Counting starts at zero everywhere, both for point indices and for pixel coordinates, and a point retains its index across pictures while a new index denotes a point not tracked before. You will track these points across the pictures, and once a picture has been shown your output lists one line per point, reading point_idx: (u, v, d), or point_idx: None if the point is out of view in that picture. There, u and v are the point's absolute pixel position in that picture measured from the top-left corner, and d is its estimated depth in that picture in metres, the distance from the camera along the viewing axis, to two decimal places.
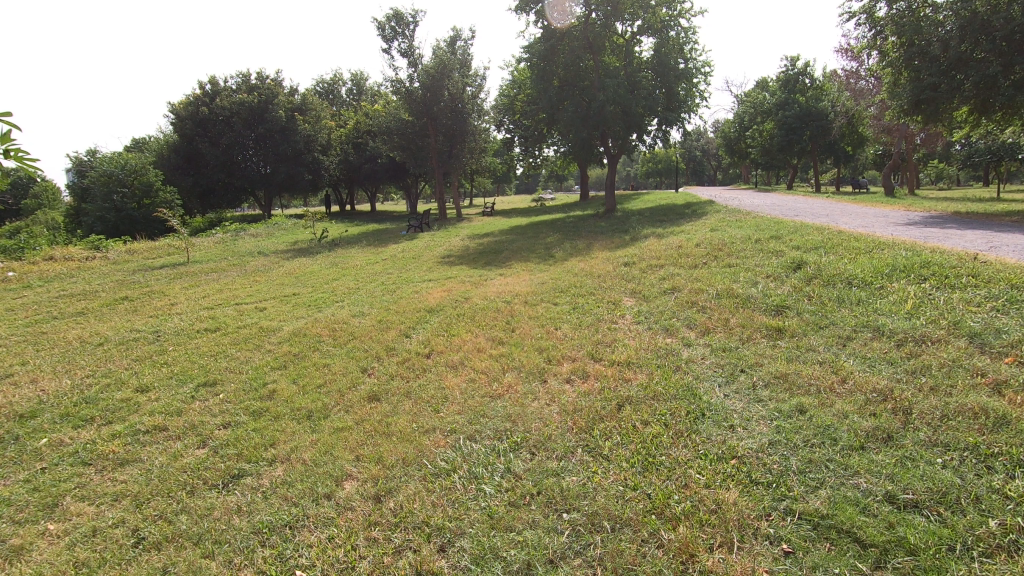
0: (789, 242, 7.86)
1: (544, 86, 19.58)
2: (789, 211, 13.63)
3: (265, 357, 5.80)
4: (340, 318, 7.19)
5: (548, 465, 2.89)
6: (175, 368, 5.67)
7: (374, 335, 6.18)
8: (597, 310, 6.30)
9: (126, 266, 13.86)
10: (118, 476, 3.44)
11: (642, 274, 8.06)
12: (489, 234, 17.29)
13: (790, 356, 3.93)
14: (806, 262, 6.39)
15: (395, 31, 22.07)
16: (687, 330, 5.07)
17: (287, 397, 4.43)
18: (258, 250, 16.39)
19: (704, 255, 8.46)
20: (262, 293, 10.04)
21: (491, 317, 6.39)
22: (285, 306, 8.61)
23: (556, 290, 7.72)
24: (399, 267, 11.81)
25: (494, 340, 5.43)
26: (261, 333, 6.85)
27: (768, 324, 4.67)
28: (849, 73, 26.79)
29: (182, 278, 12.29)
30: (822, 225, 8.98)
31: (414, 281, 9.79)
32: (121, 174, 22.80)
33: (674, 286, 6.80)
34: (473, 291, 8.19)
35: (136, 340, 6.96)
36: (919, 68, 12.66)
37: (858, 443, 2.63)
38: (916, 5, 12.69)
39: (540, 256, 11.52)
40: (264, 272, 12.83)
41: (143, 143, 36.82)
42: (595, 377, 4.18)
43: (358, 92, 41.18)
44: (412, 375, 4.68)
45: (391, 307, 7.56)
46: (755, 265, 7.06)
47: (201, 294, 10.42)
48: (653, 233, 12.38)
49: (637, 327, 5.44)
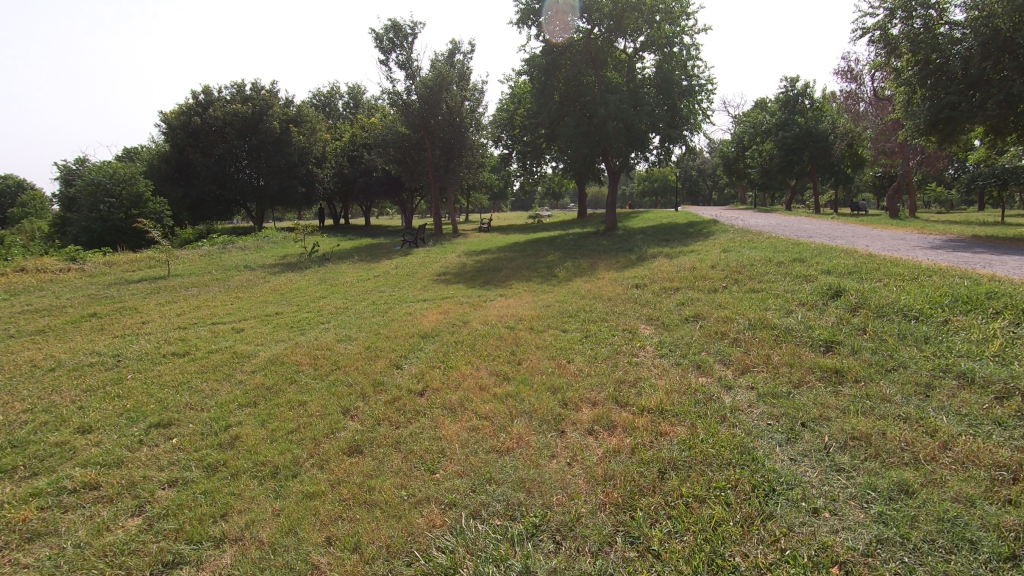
0: (817, 265, 7.24)
1: (545, 100, 19.09)
2: (801, 232, 13.07)
3: (235, 389, 5.05)
4: (324, 343, 6.45)
5: (583, 567, 2.19)
6: (127, 403, 4.88)
7: (361, 365, 5.44)
8: (612, 340, 5.61)
9: (101, 280, 13.05)
10: (19, 559, 2.67)
11: (656, 297, 7.42)
12: (487, 251, 16.59)
13: (861, 409, 3.24)
14: (845, 288, 5.76)
15: (393, 43, 21.67)
16: (721, 369, 4.39)
17: (251, 447, 3.68)
18: (245, 265, 15.65)
19: (723, 278, 7.84)
20: (244, 312, 9.30)
21: (495, 345, 5.69)
22: (265, 328, 7.85)
23: (563, 314, 7.05)
24: (392, 286, 11.09)
25: (499, 376, 4.71)
26: (234, 361, 6.07)
27: (820, 364, 3.99)
28: (849, 95, 26.63)
29: (160, 293, 11.54)
30: (848, 249, 8.37)
31: (407, 301, 9.07)
32: (108, 183, 22.10)
33: (697, 313, 6.12)
34: (471, 314, 7.48)
35: (92, 366, 6.16)
36: (936, 87, 12.24)
37: (1008, 550, 1.96)
38: (931, 23, 12.30)
39: (541, 275, 10.90)
40: (248, 287, 12.12)
41: (135, 152, 36.16)
42: (624, 430, 3.46)
43: (354, 106, 40.80)
44: (404, 419, 3.96)
45: (382, 331, 6.84)
46: (784, 290, 6.41)
47: (177, 311, 9.66)
48: (661, 253, 11.73)
49: (663, 362, 4.75)
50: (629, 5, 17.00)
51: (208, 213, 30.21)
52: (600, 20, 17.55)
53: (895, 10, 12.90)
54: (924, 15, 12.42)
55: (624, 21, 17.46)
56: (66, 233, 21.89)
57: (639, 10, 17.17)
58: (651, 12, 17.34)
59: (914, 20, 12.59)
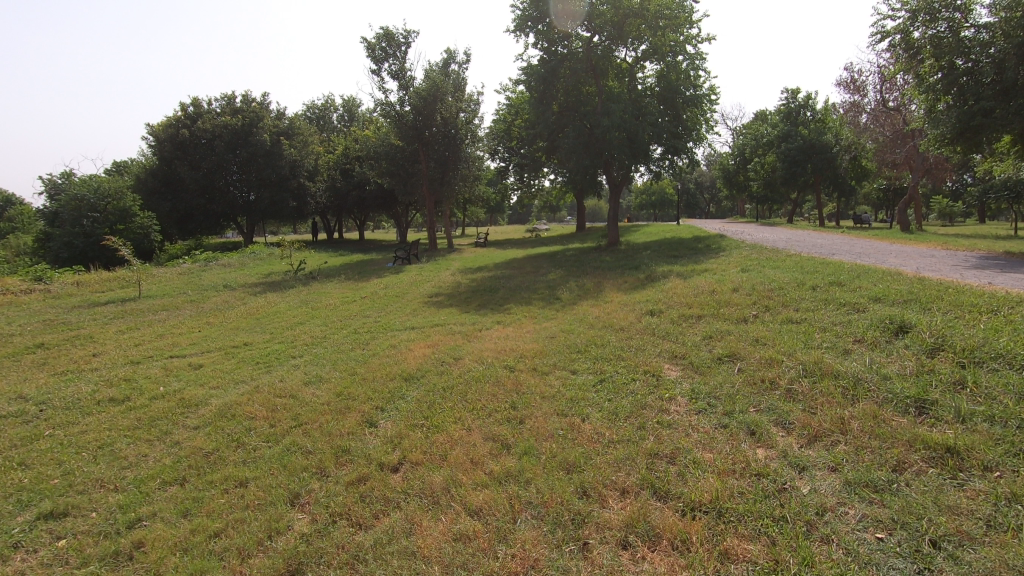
0: (862, 291, 6.31)
1: (543, 110, 18.23)
2: (820, 248, 12.22)
3: (167, 457, 4.02)
4: (289, 389, 5.43)
5: None
6: (23, 477, 3.82)
7: (326, 421, 4.41)
8: (633, 388, 4.61)
9: (65, 302, 12.04)
10: None
11: (677, 328, 6.47)
12: (484, 268, 15.68)
13: (1017, 525, 2.27)
14: (911, 324, 4.82)
15: (385, 52, 20.94)
16: (785, 438, 3.42)
17: (153, 566, 2.68)
18: (224, 284, 14.69)
19: (751, 303, 6.90)
20: (210, 342, 8.30)
21: (492, 391, 4.72)
22: (226, 364, 6.83)
23: (569, 348, 6.11)
24: (378, 309, 10.11)
25: (495, 444, 3.71)
26: (177, 412, 5.03)
27: (922, 438, 3.01)
28: (852, 105, 25.96)
29: (125, 318, 10.54)
30: (888, 270, 7.47)
31: (392, 330, 8.08)
32: (92, 198, 21.17)
33: (731, 351, 5.14)
34: (463, 347, 6.50)
35: (6, 419, 5.12)
36: (963, 93, 11.46)
37: None
38: (956, 26, 11.52)
39: (543, 297, 9.97)
40: (223, 311, 11.14)
41: (123, 165, 35.23)
42: (673, 546, 2.46)
43: (348, 118, 40.06)
44: (369, 515, 2.95)
45: (360, 371, 5.84)
46: (831, 322, 5.48)
47: (136, 340, 8.65)
48: (672, 272, 10.80)
49: (703, 425, 3.75)
50: (631, 10, 16.27)
51: (197, 228, 29.25)
52: (601, 27, 16.78)
53: (916, 13, 12.10)
54: (949, 18, 11.63)
55: (624, 28, 16.71)
56: (46, 249, 20.90)
57: (642, 16, 16.40)
58: (654, 18, 16.56)
59: (937, 23, 11.80)
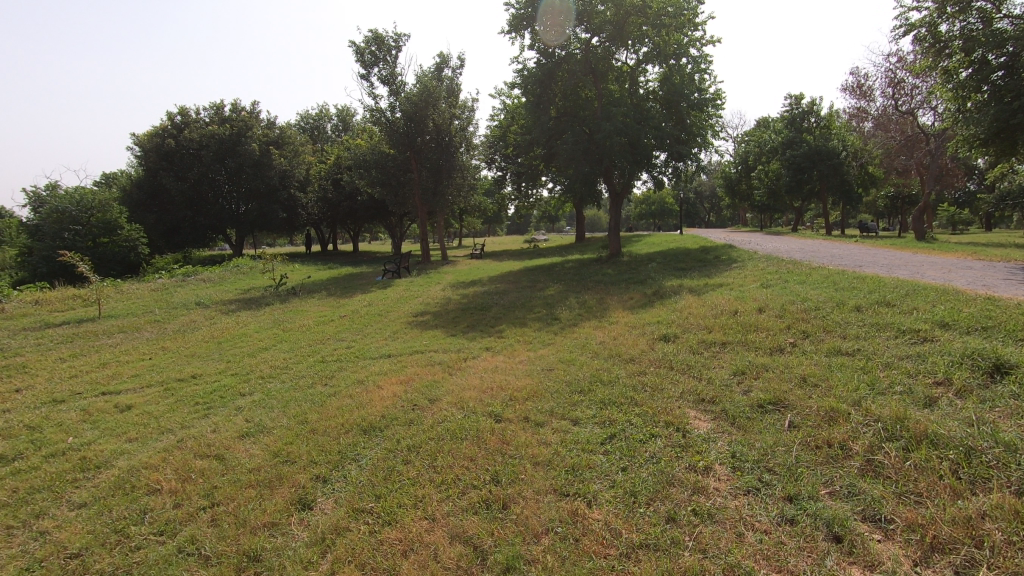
0: (921, 314, 5.25)
1: (540, 115, 17.13)
2: (841, 259, 11.21)
3: (16, 562, 2.91)
4: (217, 445, 4.31)
5: None
6: None
7: (246, 500, 3.32)
8: (653, 450, 3.49)
9: (15, 325, 10.92)
10: None
11: (700, 359, 5.38)
12: (477, 283, 14.63)
13: None
14: (1010, 365, 3.74)
15: (375, 56, 20.03)
16: (887, 550, 2.33)
17: None
18: (197, 301, 13.64)
19: (785, 327, 5.84)
20: (155, 374, 7.17)
21: (471, 453, 3.63)
22: (160, 404, 5.68)
23: (572, 385, 5.02)
24: (355, 332, 8.99)
25: (466, 550, 2.62)
26: (66, 480, 3.91)
27: None
28: (858, 112, 25.10)
29: (74, 343, 9.42)
30: (942, 287, 6.40)
31: (364, 358, 6.99)
32: (75, 209, 20.04)
33: (775, 397, 4.03)
34: (442, 384, 5.39)
35: None
36: (998, 91, 10.52)
37: None
38: (988, 17, 10.67)
39: (540, 316, 8.93)
40: (185, 333, 10.02)
41: (112, 176, 34.13)
42: None
43: (343, 128, 39.18)
44: None
45: (312, 417, 4.72)
46: (895, 356, 4.42)
47: (72, 371, 7.53)
48: (683, 287, 9.72)
49: (760, 518, 2.66)
50: (633, 8, 15.35)
51: (184, 241, 28.16)
52: (599, 28, 15.85)
53: (944, 5, 11.19)
54: (980, 8, 10.76)
55: (625, 28, 15.82)
56: (21, 263, 19.73)
57: (644, 14, 15.51)
58: (656, 17, 15.72)
59: (967, 15, 10.93)
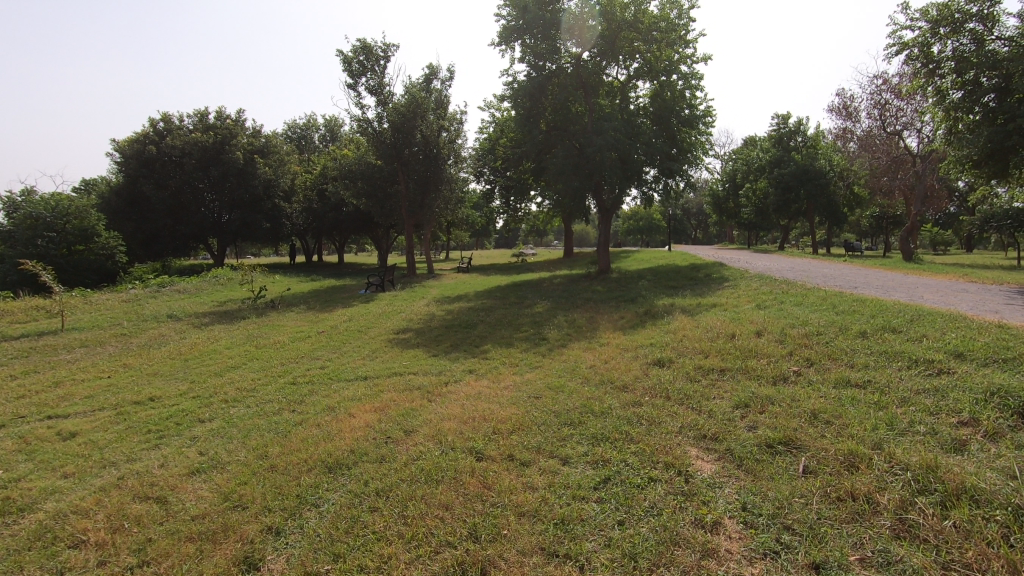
0: (933, 342, 4.93)
1: (530, 128, 16.86)
2: (835, 279, 10.96)
3: None
4: (162, 484, 3.81)
5: None
6: None
7: (183, 558, 2.85)
8: (653, 499, 3.09)
9: None
10: None
11: (699, 388, 4.99)
12: (463, 298, 14.23)
13: None
14: None
15: (363, 66, 19.71)
16: None
17: None
18: (169, 313, 13.01)
19: (788, 353, 5.48)
20: (111, 395, 6.61)
21: (447, 501, 3.19)
22: (108, 432, 5.15)
23: (562, 416, 4.60)
24: (331, 350, 8.49)
25: None
26: None
27: None
28: (844, 132, 25.32)
29: (30, 359, 8.79)
30: (948, 312, 6.11)
31: (337, 381, 6.52)
32: (49, 216, 19.34)
33: (786, 436, 3.64)
34: (420, 413, 4.93)
35: None
36: (991, 113, 10.44)
37: None
38: (980, 38, 10.64)
39: (527, 335, 8.52)
40: (152, 349, 9.44)
41: (90, 183, 33.27)
42: None
43: (330, 138, 38.79)
44: None
45: (274, 451, 4.26)
46: (911, 389, 4.07)
47: (20, 391, 6.94)
48: (675, 306, 9.39)
49: None
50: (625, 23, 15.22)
51: (163, 250, 27.41)
52: (591, 43, 15.66)
53: (936, 25, 11.16)
54: (972, 29, 10.74)
55: (616, 42, 15.69)
56: None
57: (636, 29, 15.38)
58: (648, 32, 15.61)
59: (960, 36, 10.89)
